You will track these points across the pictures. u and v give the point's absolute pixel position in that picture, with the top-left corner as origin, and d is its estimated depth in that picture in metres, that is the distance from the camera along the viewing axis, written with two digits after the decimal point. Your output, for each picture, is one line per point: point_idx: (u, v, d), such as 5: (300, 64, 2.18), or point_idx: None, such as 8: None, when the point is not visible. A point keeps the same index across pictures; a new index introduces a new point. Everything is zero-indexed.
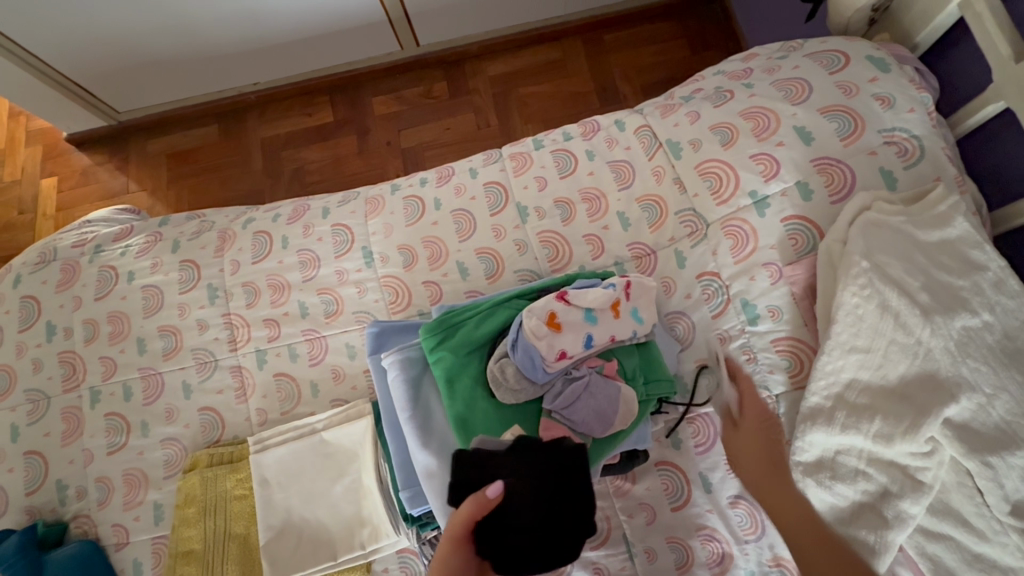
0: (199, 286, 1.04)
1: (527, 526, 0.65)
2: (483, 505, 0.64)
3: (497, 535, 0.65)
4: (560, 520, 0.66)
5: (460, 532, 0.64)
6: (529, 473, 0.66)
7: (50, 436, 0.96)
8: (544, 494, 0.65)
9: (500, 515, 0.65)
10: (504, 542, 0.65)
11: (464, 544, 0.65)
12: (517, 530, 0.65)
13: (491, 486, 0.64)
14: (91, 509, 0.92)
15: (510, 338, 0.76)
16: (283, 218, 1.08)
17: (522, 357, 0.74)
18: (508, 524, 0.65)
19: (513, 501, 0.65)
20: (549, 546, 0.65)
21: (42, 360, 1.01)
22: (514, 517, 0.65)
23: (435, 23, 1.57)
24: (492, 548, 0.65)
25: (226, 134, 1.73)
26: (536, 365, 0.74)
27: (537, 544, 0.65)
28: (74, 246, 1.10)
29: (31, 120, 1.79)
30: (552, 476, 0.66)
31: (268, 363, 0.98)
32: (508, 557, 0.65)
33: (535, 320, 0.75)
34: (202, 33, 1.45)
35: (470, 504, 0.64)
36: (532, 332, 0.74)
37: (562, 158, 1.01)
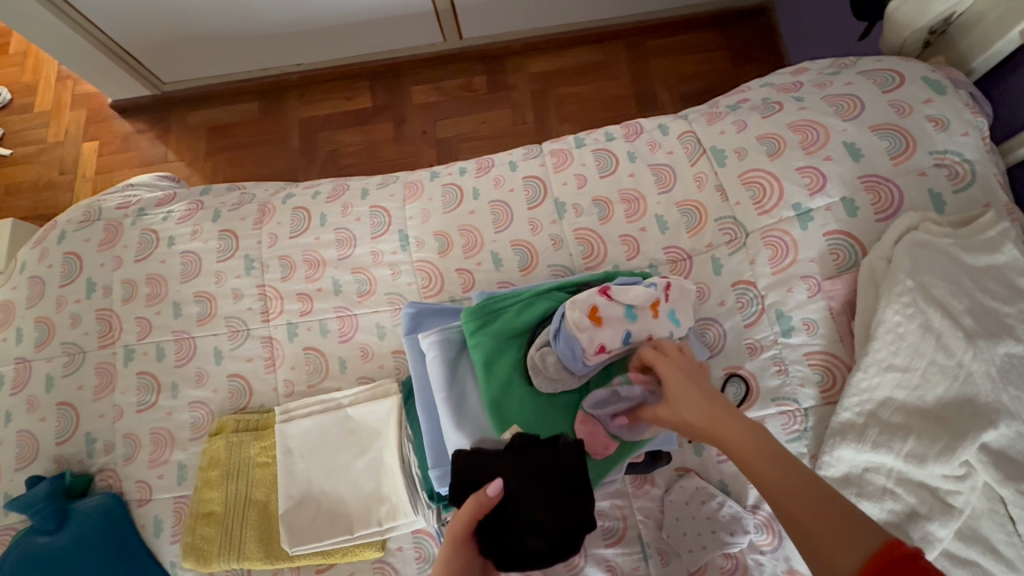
0: (237, 256, 1.06)
1: (528, 526, 0.63)
2: (483, 504, 0.62)
3: (499, 537, 0.63)
4: (564, 521, 0.63)
5: (462, 529, 0.63)
6: (528, 473, 0.64)
7: (83, 389, 0.99)
8: (546, 495, 0.64)
9: (501, 515, 0.63)
10: (506, 543, 0.63)
11: (466, 544, 0.63)
12: (519, 531, 0.63)
13: (490, 484, 0.63)
14: (117, 464, 0.94)
15: (553, 327, 0.77)
16: (323, 196, 1.10)
17: (565, 349, 0.75)
18: (508, 524, 0.63)
19: (514, 500, 0.63)
20: (552, 547, 0.63)
21: (80, 315, 1.03)
22: (516, 516, 0.63)
23: (480, 16, 1.58)
24: (493, 549, 0.63)
25: (266, 112, 1.76)
26: (577, 357, 0.75)
27: (543, 547, 0.63)
28: (118, 208, 1.13)
29: (78, 85, 1.84)
30: (552, 475, 0.64)
31: (299, 336, 1.00)
32: (510, 560, 0.63)
33: (580, 313, 0.75)
34: (254, 12, 1.48)
35: (470, 503, 0.62)
36: (576, 326, 0.75)
37: (603, 157, 1.01)
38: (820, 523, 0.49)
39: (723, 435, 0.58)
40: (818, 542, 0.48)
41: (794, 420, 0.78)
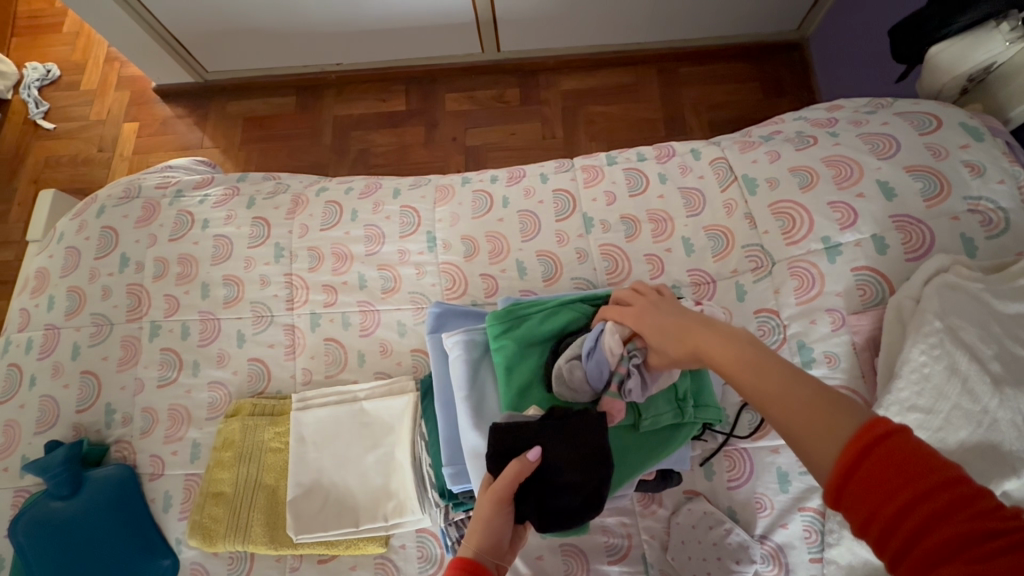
0: (268, 243, 1.08)
1: (563, 487, 0.65)
2: (527, 469, 0.63)
3: (539, 499, 0.65)
4: (599, 481, 0.66)
5: (504, 493, 0.63)
6: (562, 438, 0.66)
7: (107, 360, 1.01)
8: (578, 456, 0.66)
9: (540, 480, 0.65)
10: (544, 505, 0.65)
11: (505, 507, 0.64)
12: (554, 492, 0.65)
13: (531, 450, 0.64)
14: (133, 436, 0.96)
15: (588, 344, 0.75)
16: (355, 192, 1.12)
17: (596, 370, 0.74)
18: (545, 486, 0.65)
19: (551, 465, 0.65)
20: (585, 505, 0.66)
21: (111, 288, 1.06)
22: (552, 478, 0.65)
23: (520, 30, 1.62)
24: (532, 510, 0.64)
25: (302, 107, 1.80)
26: (603, 378, 0.74)
27: (578, 506, 0.65)
28: (157, 188, 1.16)
29: (124, 67, 1.91)
30: (584, 439, 0.66)
31: (321, 326, 1.01)
32: (547, 520, 0.65)
33: (617, 336, 0.73)
34: (303, 11, 1.53)
35: (516, 466, 0.63)
36: (611, 347, 0.73)
37: (634, 176, 1.03)
38: (804, 412, 0.47)
39: (703, 347, 0.58)
40: (801, 432, 0.47)
41: None
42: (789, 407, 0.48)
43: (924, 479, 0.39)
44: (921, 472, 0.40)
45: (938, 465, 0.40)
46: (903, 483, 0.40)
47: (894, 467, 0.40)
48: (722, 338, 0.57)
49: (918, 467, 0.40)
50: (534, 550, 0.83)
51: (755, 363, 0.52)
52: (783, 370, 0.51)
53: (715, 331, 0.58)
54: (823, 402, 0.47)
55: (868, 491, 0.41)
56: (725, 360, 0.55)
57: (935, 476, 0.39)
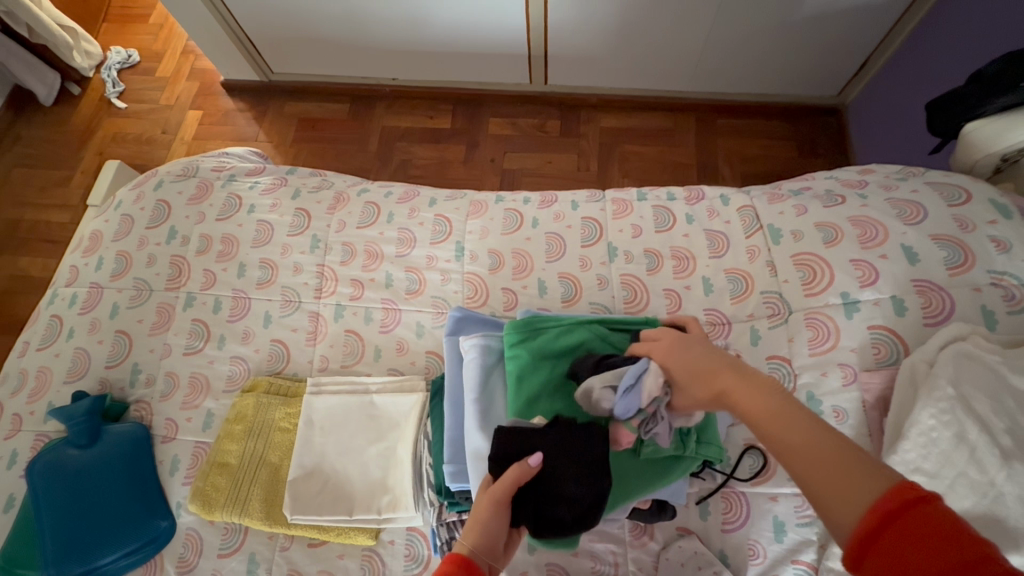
0: (306, 234, 1.14)
1: (561, 497, 0.67)
2: (526, 473, 0.66)
3: (535, 506, 0.66)
4: (598, 495, 0.68)
5: (501, 495, 0.65)
6: (564, 449, 0.69)
7: (141, 323, 1.07)
8: (578, 469, 0.68)
9: (538, 486, 0.67)
10: (541, 511, 0.66)
11: (502, 508, 0.65)
12: (552, 500, 0.67)
13: (532, 455, 0.67)
14: (153, 398, 1.01)
15: (628, 381, 0.71)
16: (394, 196, 1.18)
17: (626, 407, 0.71)
18: (544, 493, 0.67)
19: (550, 472, 0.67)
20: (579, 517, 0.67)
21: (156, 257, 1.13)
22: (550, 486, 0.67)
23: (569, 67, 1.70)
24: (530, 516, 0.66)
25: (353, 115, 1.90)
26: (625, 415, 0.72)
27: (573, 517, 0.67)
28: (213, 170, 1.24)
29: (198, 61, 2.07)
30: (586, 452, 0.69)
31: (343, 317, 1.05)
32: (541, 530, 0.67)
33: (660, 380, 0.70)
34: (369, 27, 1.64)
35: (515, 469, 0.66)
36: (649, 390, 0.70)
37: (662, 214, 1.06)
38: (831, 472, 0.48)
39: (730, 394, 0.59)
40: (826, 490, 0.47)
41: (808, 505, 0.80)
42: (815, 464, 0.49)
43: (942, 550, 0.40)
44: (938, 543, 0.41)
45: (959, 539, 0.41)
46: (924, 552, 0.41)
47: (915, 534, 0.42)
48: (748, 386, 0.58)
49: (938, 538, 0.41)
50: (520, 565, 0.84)
51: (782, 416, 0.53)
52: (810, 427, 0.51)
53: (741, 377, 0.59)
54: (851, 463, 0.47)
55: (889, 556, 0.42)
56: (750, 409, 0.56)
57: (955, 549, 0.40)
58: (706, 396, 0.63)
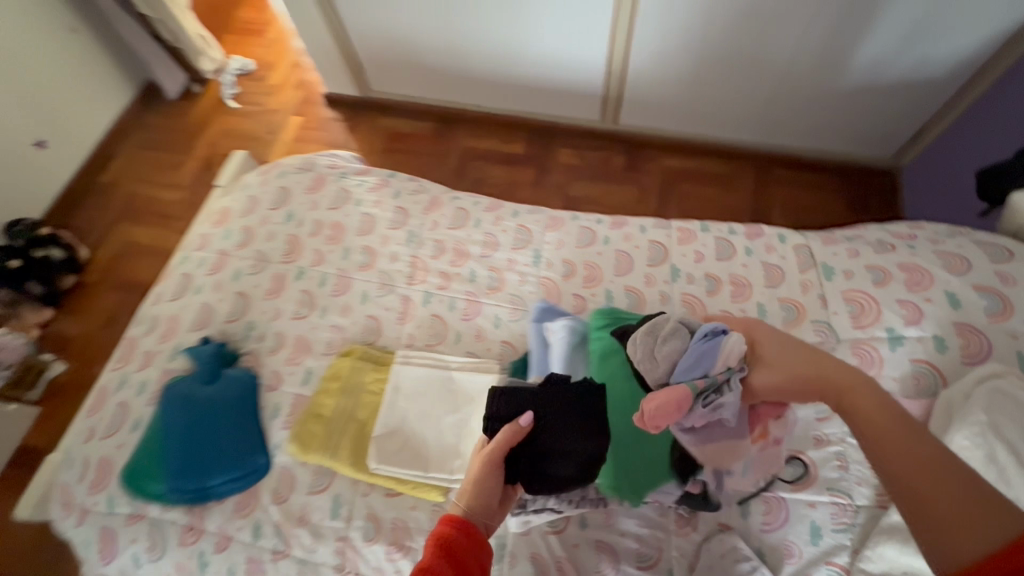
0: (403, 228, 1.30)
1: (555, 456, 0.82)
2: (516, 433, 0.81)
3: (531, 459, 0.82)
4: (588, 451, 0.84)
5: (493, 457, 0.80)
6: (561, 411, 0.84)
7: (257, 287, 1.23)
8: (571, 429, 0.83)
9: (531, 444, 0.82)
10: (536, 467, 0.82)
11: (495, 470, 0.80)
12: (548, 458, 0.82)
13: (522, 417, 0.82)
14: (263, 352, 1.16)
15: (711, 336, 0.83)
16: (482, 205, 1.34)
17: (699, 357, 0.82)
18: (538, 451, 0.82)
19: (543, 431, 0.83)
20: (576, 472, 0.83)
21: (274, 234, 1.30)
22: (545, 445, 0.82)
23: (641, 109, 1.87)
24: (527, 471, 0.82)
25: (437, 133, 2.11)
26: (694, 367, 0.82)
27: (570, 472, 0.83)
28: (327, 167, 1.43)
29: (305, 74, 2.33)
30: (581, 416, 0.84)
31: (431, 303, 1.20)
32: (538, 482, 0.82)
33: (742, 348, 0.80)
34: (467, 57, 1.86)
35: (507, 432, 0.80)
36: (730, 351, 0.80)
37: (723, 244, 1.18)
38: (956, 509, 0.53)
39: (856, 410, 0.65)
40: (950, 523, 0.52)
41: (844, 513, 0.89)
42: (943, 497, 0.54)
43: None
44: None
45: None
46: None
47: None
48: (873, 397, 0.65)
49: None
50: (572, 538, 0.94)
51: (913, 446, 0.58)
52: (942, 463, 0.56)
53: (869, 396, 0.65)
54: (980, 506, 0.52)
55: None
56: (877, 432, 0.62)
57: None
58: (813, 389, 0.72)
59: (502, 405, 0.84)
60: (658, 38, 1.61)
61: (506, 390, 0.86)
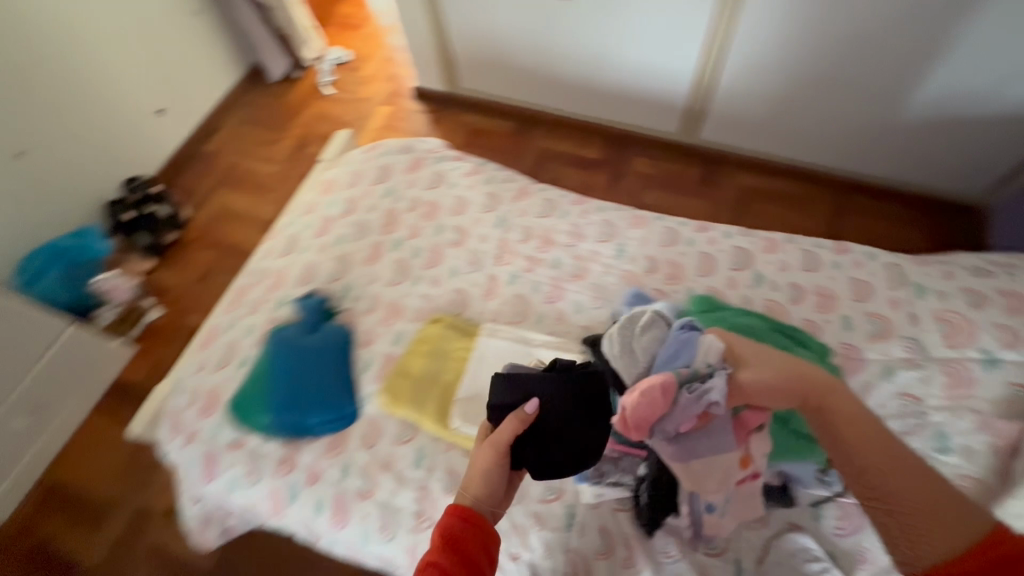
0: (494, 213, 1.37)
1: (558, 444, 0.88)
2: (524, 420, 0.86)
3: (536, 445, 0.87)
4: (587, 440, 0.89)
5: (502, 443, 0.85)
6: (565, 401, 0.89)
7: (356, 252, 1.33)
8: (574, 420, 0.89)
9: (536, 430, 0.88)
10: (541, 452, 0.87)
11: (504, 457, 0.85)
12: (551, 444, 0.88)
13: (528, 404, 0.86)
14: (358, 311, 1.25)
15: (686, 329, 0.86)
16: (569, 198, 1.40)
17: (676, 346, 0.85)
18: (541, 437, 0.87)
19: (548, 419, 0.88)
20: (574, 459, 0.89)
21: (375, 206, 1.40)
22: (549, 432, 0.88)
23: (724, 123, 1.90)
24: (532, 457, 0.87)
25: (516, 132, 2.19)
26: (672, 357, 0.85)
27: (570, 459, 0.88)
28: (425, 150, 1.53)
29: (397, 68, 2.48)
30: (582, 406, 0.90)
31: (516, 284, 1.26)
32: (541, 467, 0.88)
33: (720, 344, 0.81)
34: (558, 60, 1.94)
35: (515, 419, 0.86)
36: (708, 345, 0.81)
37: (810, 256, 1.20)
38: (934, 512, 0.65)
39: (839, 422, 0.71)
40: (931, 524, 0.64)
41: None
42: (923, 503, 0.65)
43: None
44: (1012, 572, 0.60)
45: None
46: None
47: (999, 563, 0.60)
48: (850, 405, 0.71)
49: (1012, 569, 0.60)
50: None
51: (895, 459, 0.68)
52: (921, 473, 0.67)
53: (846, 408, 0.71)
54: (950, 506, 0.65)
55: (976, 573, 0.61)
56: (862, 444, 0.69)
57: None
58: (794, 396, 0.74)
59: (510, 392, 0.90)
60: (751, 50, 1.66)
61: (512, 376, 0.92)
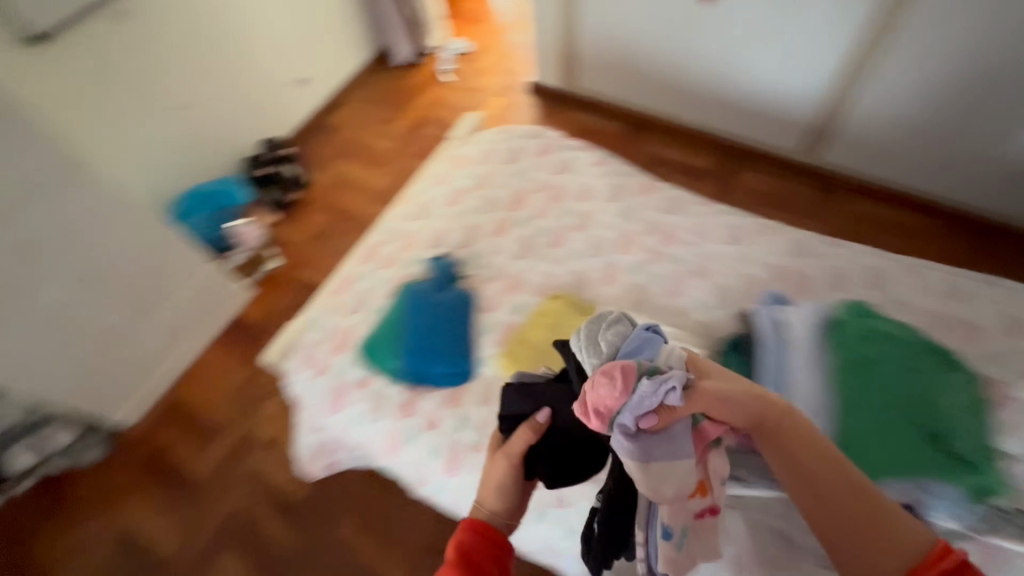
0: (618, 203, 1.41)
1: (571, 452, 0.87)
2: (537, 429, 0.85)
3: (551, 456, 0.85)
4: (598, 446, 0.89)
5: (517, 456, 0.84)
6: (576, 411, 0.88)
7: (483, 225, 1.40)
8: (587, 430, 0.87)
9: (550, 439, 0.86)
10: (555, 463, 0.85)
11: (519, 469, 0.84)
12: (564, 454, 0.86)
13: (540, 413, 0.86)
14: (481, 279, 1.32)
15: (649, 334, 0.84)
16: (694, 199, 1.41)
17: (638, 344, 0.82)
18: (556, 446, 0.86)
19: (561, 428, 0.86)
20: (586, 463, 0.89)
21: (503, 184, 1.47)
22: (563, 443, 0.86)
23: (852, 146, 1.85)
24: (548, 468, 0.85)
25: (626, 134, 2.22)
26: (633, 353, 0.81)
27: (582, 464, 0.88)
28: (553, 137, 1.58)
29: (514, 62, 2.57)
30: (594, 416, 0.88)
31: (636, 273, 1.29)
32: (555, 476, 0.87)
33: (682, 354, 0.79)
34: (685, 66, 1.95)
35: (528, 430, 0.84)
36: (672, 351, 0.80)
37: (952, 286, 1.16)
38: (878, 533, 0.66)
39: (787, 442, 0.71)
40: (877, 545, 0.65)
41: None
42: (867, 525, 0.66)
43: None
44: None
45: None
46: None
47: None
48: (796, 425, 0.71)
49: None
50: None
51: (843, 480, 0.68)
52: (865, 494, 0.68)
53: (792, 427, 0.71)
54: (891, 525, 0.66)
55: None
56: (810, 466, 0.69)
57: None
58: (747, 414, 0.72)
59: (520, 404, 0.89)
60: (900, 72, 1.61)
61: (522, 386, 0.91)
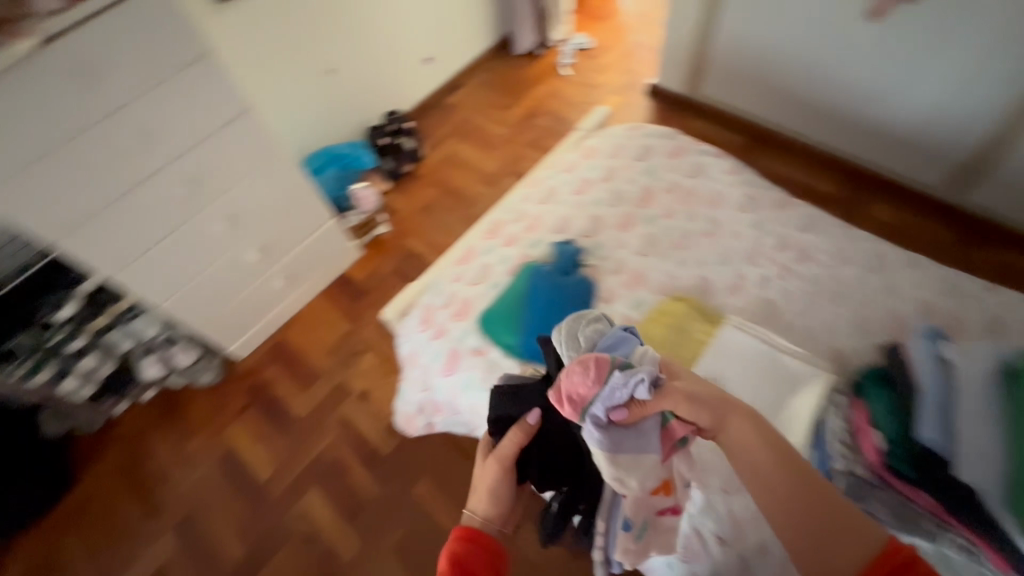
0: (752, 215, 1.37)
1: (557, 455, 0.86)
2: (526, 431, 0.84)
3: (538, 458, 0.86)
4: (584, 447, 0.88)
5: (507, 461, 0.84)
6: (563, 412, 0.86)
7: (609, 218, 1.41)
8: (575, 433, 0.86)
9: (540, 440, 0.86)
10: (542, 465, 0.86)
11: (509, 473, 0.84)
12: (551, 456, 0.86)
13: (530, 415, 0.84)
14: (603, 270, 1.32)
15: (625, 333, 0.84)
16: (835, 221, 1.35)
17: (613, 340, 0.82)
18: (544, 447, 0.86)
19: (549, 432, 0.86)
20: (574, 466, 0.88)
21: (632, 180, 1.47)
22: (550, 446, 0.86)
23: (1008, 190, 1.71)
24: (538, 470, 0.86)
25: (747, 149, 2.17)
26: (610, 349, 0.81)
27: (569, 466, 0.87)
28: (688, 139, 1.56)
29: (636, 63, 2.55)
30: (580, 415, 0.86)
31: (765, 287, 1.25)
32: (543, 478, 0.87)
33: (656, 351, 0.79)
34: (826, 86, 1.87)
35: (517, 433, 0.84)
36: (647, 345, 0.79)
37: None
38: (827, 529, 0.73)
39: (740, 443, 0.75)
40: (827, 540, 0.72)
41: None
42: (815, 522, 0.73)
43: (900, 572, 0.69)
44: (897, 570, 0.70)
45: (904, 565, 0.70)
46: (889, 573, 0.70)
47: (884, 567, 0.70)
48: (747, 425, 0.75)
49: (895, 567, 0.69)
50: None
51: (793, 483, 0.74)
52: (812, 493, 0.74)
53: (746, 424, 0.75)
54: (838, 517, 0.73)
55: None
56: (763, 469, 0.74)
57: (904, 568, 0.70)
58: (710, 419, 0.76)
59: (508, 407, 0.88)
60: None
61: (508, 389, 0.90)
